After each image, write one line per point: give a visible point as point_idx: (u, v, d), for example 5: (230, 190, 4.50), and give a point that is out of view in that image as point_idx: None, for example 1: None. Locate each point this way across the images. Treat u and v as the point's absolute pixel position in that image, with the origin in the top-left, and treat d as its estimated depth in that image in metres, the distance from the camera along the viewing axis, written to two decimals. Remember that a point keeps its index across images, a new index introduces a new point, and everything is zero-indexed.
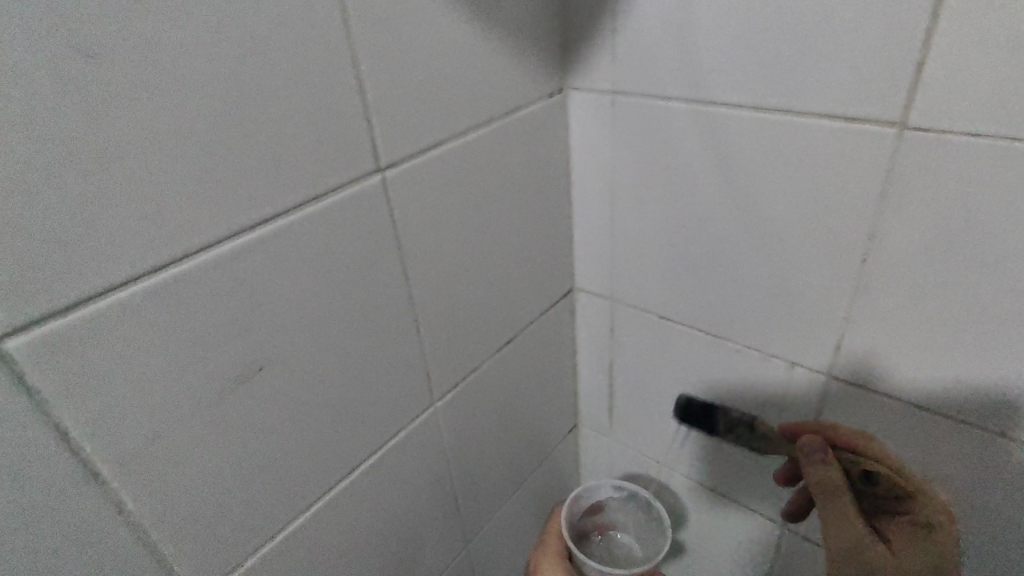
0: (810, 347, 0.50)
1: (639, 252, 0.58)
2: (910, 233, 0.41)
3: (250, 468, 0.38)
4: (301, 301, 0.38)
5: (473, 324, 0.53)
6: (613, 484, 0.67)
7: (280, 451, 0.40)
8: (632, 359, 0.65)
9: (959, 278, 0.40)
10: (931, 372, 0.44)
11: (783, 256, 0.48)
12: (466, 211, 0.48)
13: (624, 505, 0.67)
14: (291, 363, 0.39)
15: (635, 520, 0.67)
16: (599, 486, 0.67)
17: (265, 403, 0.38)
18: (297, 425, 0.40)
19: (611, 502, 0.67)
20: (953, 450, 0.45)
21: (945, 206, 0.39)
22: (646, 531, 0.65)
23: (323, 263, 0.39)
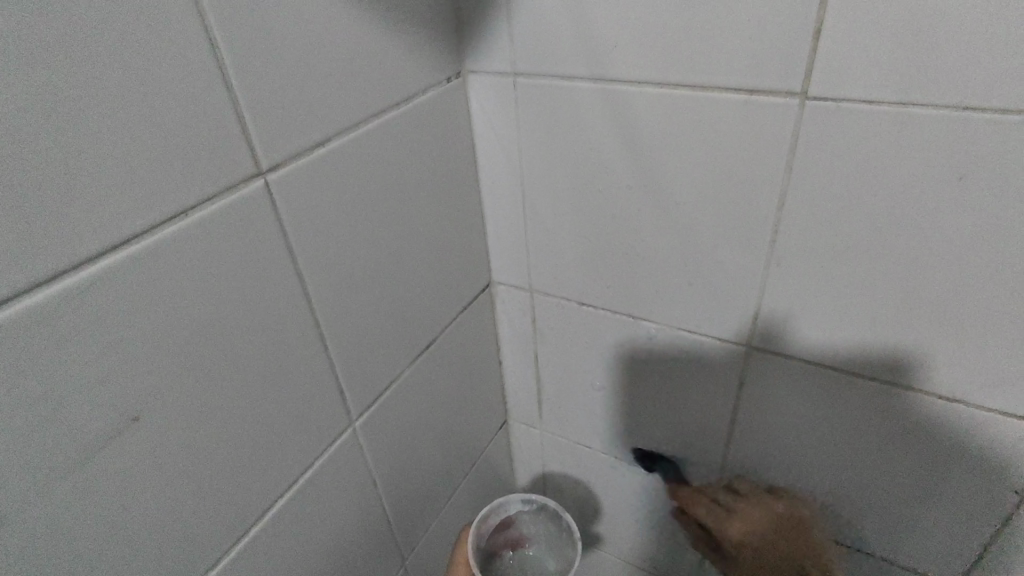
0: (729, 321, 0.51)
1: (554, 239, 0.56)
2: (817, 201, 0.42)
3: (143, 528, 0.33)
4: (181, 332, 0.33)
5: (386, 332, 0.49)
6: (523, 497, 0.62)
7: (177, 504, 0.35)
8: (557, 349, 0.64)
9: (864, 242, 0.42)
10: (846, 333, 0.46)
11: (699, 234, 0.48)
12: (367, 212, 0.44)
13: (535, 518, 0.63)
14: (178, 405, 0.34)
15: (545, 533, 0.63)
16: (510, 500, 0.62)
17: (149, 456, 0.33)
18: (191, 471, 0.35)
19: (521, 517, 0.63)
20: (870, 401, 0.47)
21: (847, 174, 0.40)
22: (558, 544, 0.62)
23: (205, 288, 0.34)
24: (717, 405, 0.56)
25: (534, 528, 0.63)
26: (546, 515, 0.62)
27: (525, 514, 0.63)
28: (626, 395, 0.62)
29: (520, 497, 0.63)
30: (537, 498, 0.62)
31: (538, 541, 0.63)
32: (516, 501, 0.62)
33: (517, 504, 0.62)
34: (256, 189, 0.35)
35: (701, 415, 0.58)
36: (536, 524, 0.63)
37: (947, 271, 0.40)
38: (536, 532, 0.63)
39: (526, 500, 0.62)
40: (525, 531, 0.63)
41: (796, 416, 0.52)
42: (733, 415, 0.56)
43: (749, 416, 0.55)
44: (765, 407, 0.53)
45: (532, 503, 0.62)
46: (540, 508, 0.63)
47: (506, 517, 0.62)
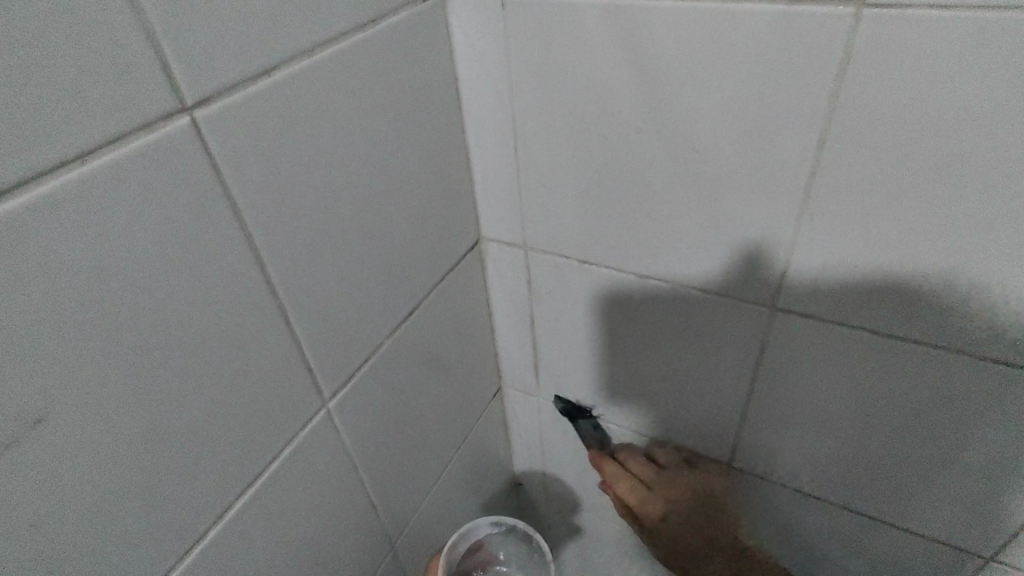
0: (749, 278, 0.45)
1: (551, 190, 0.50)
2: (865, 139, 0.36)
3: (70, 538, 0.28)
4: (97, 307, 0.27)
5: (361, 299, 0.43)
6: (492, 519, 0.59)
7: (121, 513, 0.30)
8: (554, 311, 0.58)
9: (920, 183, 0.36)
10: (886, 290, 0.41)
11: (719, 180, 0.42)
12: (331, 160, 0.37)
13: (506, 538, 0.60)
14: (113, 400, 0.28)
15: (518, 552, 0.61)
16: (477, 523, 0.59)
17: (79, 463, 0.27)
18: (127, 469, 0.30)
19: (492, 539, 0.60)
20: (910, 363, 0.43)
21: (905, 102, 0.33)
22: (531, 564, 0.60)
23: (130, 260, 0.27)
24: (732, 369, 0.51)
25: (505, 547, 0.61)
26: (518, 535, 0.60)
27: (495, 535, 0.60)
28: (629, 360, 0.57)
29: (488, 519, 0.60)
30: (507, 520, 0.60)
31: (510, 560, 0.61)
32: (484, 525, 0.59)
33: (486, 526, 0.59)
34: (187, 132, 0.28)
35: (714, 380, 0.53)
36: (507, 543, 0.61)
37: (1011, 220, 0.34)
38: (507, 551, 0.61)
39: (495, 522, 0.59)
40: (496, 551, 0.61)
41: (823, 380, 0.48)
42: (751, 380, 0.51)
43: (768, 381, 0.50)
44: (789, 370, 0.49)
45: (501, 524, 0.60)
46: (509, 529, 0.60)
47: (475, 540, 0.59)
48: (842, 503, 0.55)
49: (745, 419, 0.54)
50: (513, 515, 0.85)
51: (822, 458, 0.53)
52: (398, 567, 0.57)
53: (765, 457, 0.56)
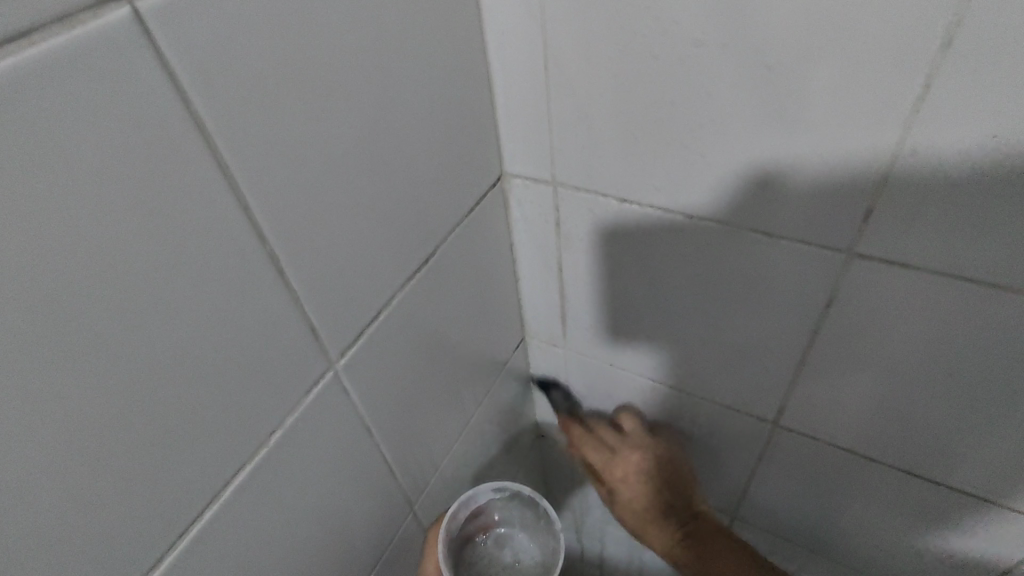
0: (822, 219, 0.39)
1: (589, 114, 0.42)
2: (997, 32, 0.28)
3: (28, 518, 0.24)
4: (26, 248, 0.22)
5: (370, 244, 0.37)
6: (495, 486, 0.57)
7: (86, 483, 0.26)
8: (587, 256, 0.52)
9: None
10: (992, 231, 0.34)
11: (798, 95, 0.35)
12: (327, 73, 0.31)
13: (507, 502, 0.59)
14: (64, 355, 0.24)
15: (517, 512, 0.60)
16: (479, 492, 0.56)
17: (30, 431, 0.23)
18: (92, 438, 0.26)
19: (492, 503, 0.58)
20: (1010, 319, 0.37)
21: None
22: (532, 523, 0.60)
23: (70, 191, 0.22)
24: (788, 322, 0.46)
25: (504, 509, 0.59)
26: (520, 498, 0.59)
27: (496, 501, 0.58)
28: (669, 310, 0.51)
29: (490, 486, 0.57)
30: (509, 485, 0.57)
31: (509, 520, 0.60)
32: (486, 492, 0.57)
33: (487, 493, 0.57)
34: (133, 26, 0.23)
35: (767, 333, 0.48)
36: (508, 506, 0.59)
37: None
38: (506, 513, 0.59)
39: (498, 489, 0.57)
40: (495, 513, 0.59)
41: (897, 337, 0.42)
42: (812, 335, 0.45)
43: (834, 336, 0.44)
44: (857, 325, 0.43)
45: (503, 490, 0.57)
46: (512, 494, 0.58)
47: (478, 506, 0.57)
48: (906, 468, 0.50)
49: (798, 376, 0.49)
50: (538, 467, 0.82)
51: (889, 421, 0.47)
52: (419, 527, 0.54)
53: (818, 419, 0.51)
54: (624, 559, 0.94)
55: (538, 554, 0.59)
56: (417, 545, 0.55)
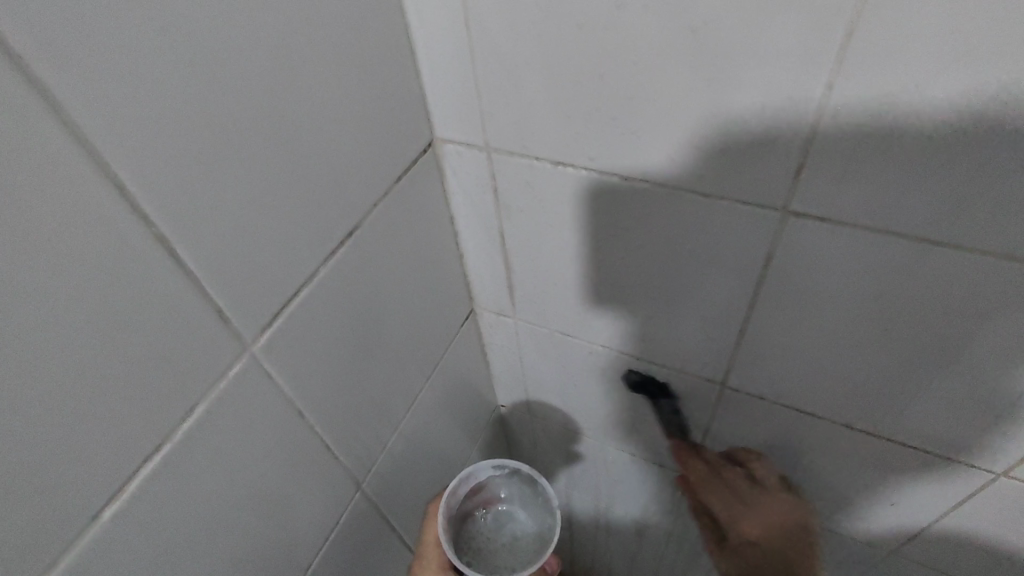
0: (755, 178, 0.38)
1: (515, 74, 0.40)
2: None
3: None
4: None
5: (280, 219, 0.35)
6: (493, 462, 0.64)
7: None
8: (527, 223, 0.50)
9: (975, 34, 0.28)
10: (919, 186, 0.34)
11: (721, 47, 0.33)
12: (205, 32, 0.28)
13: (507, 479, 0.66)
14: None
15: (517, 490, 0.67)
16: (480, 467, 0.64)
17: None
18: None
19: (493, 480, 0.66)
20: (941, 275, 0.37)
21: None
22: (531, 500, 0.66)
23: None
24: (729, 284, 0.45)
25: (505, 487, 0.67)
26: (518, 476, 0.66)
27: (497, 477, 0.66)
28: (614, 277, 0.50)
29: (490, 462, 0.65)
30: (508, 463, 0.65)
31: (509, 497, 0.67)
32: (487, 467, 0.65)
33: (489, 469, 0.65)
34: None
35: (709, 296, 0.47)
36: (507, 482, 0.67)
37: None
38: (508, 491, 0.67)
39: (497, 465, 0.65)
40: (497, 491, 0.67)
41: (833, 296, 0.41)
42: (753, 296, 0.45)
43: (775, 296, 0.44)
44: (795, 285, 0.42)
45: (503, 467, 0.65)
46: (511, 471, 0.66)
47: (478, 481, 0.65)
48: (848, 425, 0.50)
49: (742, 338, 0.49)
50: (499, 437, 0.82)
51: (831, 379, 0.47)
52: (370, 504, 0.53)
53: (762, 379, 0.51)
54: (592, 521, 0.96)
55: (535, 529, 0.65)
56: (369, 522, 0.54)
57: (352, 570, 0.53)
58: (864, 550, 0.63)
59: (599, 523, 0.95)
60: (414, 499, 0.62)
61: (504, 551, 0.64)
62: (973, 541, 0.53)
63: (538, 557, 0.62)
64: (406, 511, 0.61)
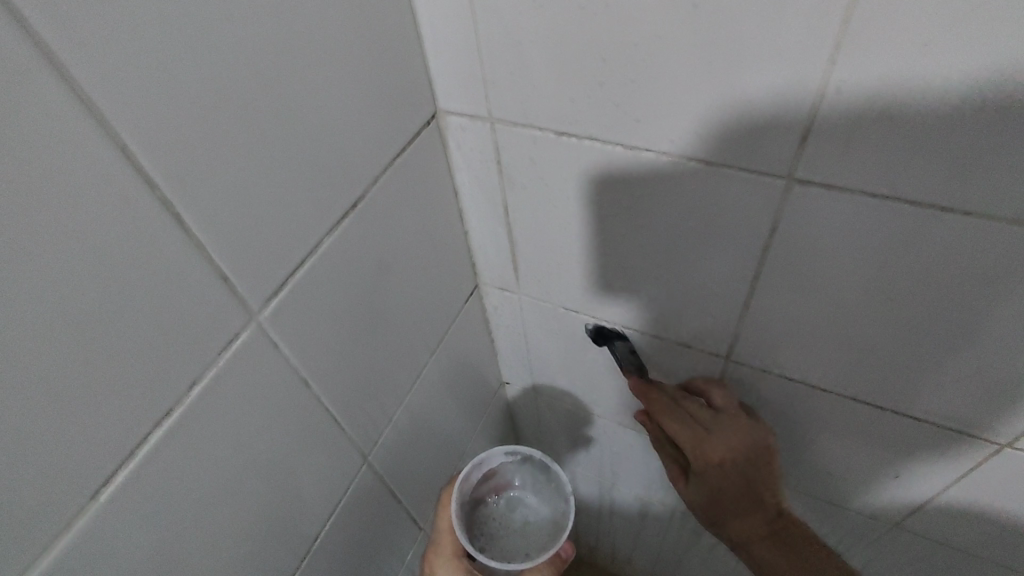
0: (761, 148, 0.37)
1: (519, 41, 0.40)
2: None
3: None
4: None
5: (286, 190, 0.35)
6: (506, 449, 0.65)
7: None
8: (530, 198, 0.50)
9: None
10: (927, 154, 0.33)
11: (729, 12, 0.32)
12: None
13: (518, 465, 0.67)
14: None
15: (528, 476, 0.68)
16: (492, 454, 0.65)
17: None
18: None
19: (504, 466, 0.67)
20: (948, 244, 0.36)
21: None
22: (542, 486, 0.68)
23: None
24: (733, 256, 0.45)
25: (516, 473, 0.68)
26: (530, 462, 0.67)
27: (508, 464, 0.67)
28: (617, 250, 0.50)
29: (503, 449, 0.66)
30: (520, 450, 0.66)
31: (520, 482, 0.68)
32: (500, 455, 0.66)
33: (501, 456, 0.66)
34: None
35: (713, 269, 0.47)
36: (519, 468, 0.68)
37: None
38: (518, 477, 0.68)
39: (509, 452, 0.66)
40: (508, 476, 0.68)
41: (838, 266, 0.41)
42: (757, 268, 0.45)
43: (780, 267, 0.44)
44: (799, 255, 0.42)
45: (515, 454, 0.66)
46: (523, 458, 0.67)
47: (490, 468, 0.66)
48: (852, 397, 0.50)
49: (746, 311, 0.49)
50: (504, 414, 0.82)
51: (835, 350, 0.47)
52: (378, 476, 0.54)
53: (767, 353, 0.51)
54: (596, 499, 0.97)
55: (547, 515, 0.67)
56: (377, 494, 0.55)
57: (359, 541, 0.54)
58: (865, 522, 0.63)
59: (602, 501, 0.96)
60: (420, 473, 0.63)
61: (516, 535, 0.66)
62: (974, 513, 0.54)
63: (551, 542, 0.64)
64: (412, 485, 0.62)
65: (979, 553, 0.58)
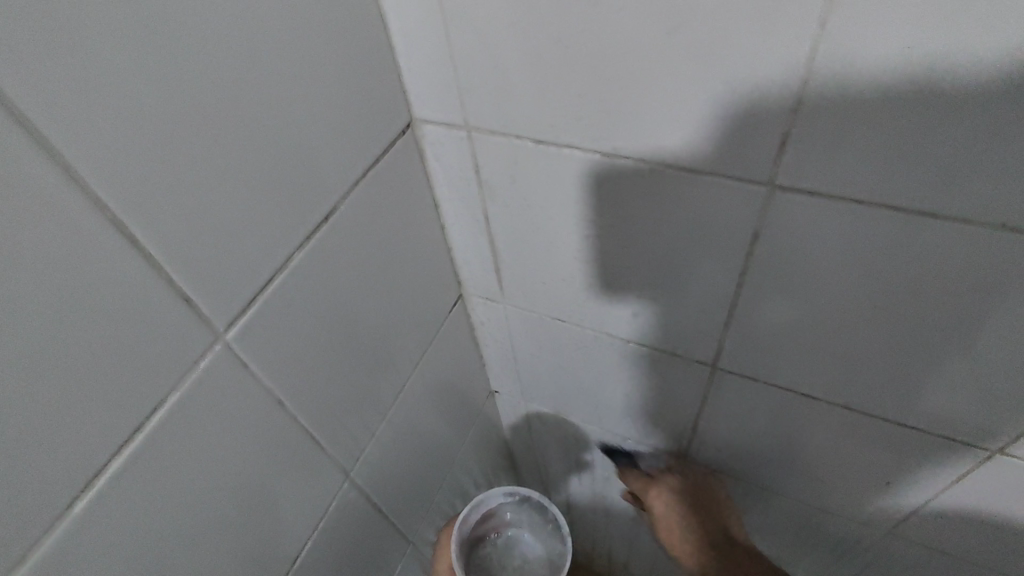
0: (737, 153, 0.37)
1: (492, 48, 0.39)
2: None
3: None
4: None
5: (252, 205, 0.34)
6: (505, 490, 0.65)
7: None
8: (510, 207, 0.49)
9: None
10: (907, 159, 0.33)
11: (700, 17, 0.32)
12: (157, 9, 0.27)
13: (516, 505, 0.66)
14: None
15: (525, 517, 0.67)
16: (491, 494, 0.64)
17: None
18: None
19: (503, 506, 0.66)
20: (933, 250, 0.36)
21: None
22: (538, 527, 0.67)
23: None
24: (717, 264, 0.44)
25: (515, 513, 0.67)
26: (528, 502, 0.66)
27: (506, 504, 0.66)
28: (601, 259, 0.49)
29: (502, 490, 0.65)
30: (518, 490, 0.65)
31: (517, 522, 0.67)
32: (498, 495, 0.65)
33: (500, 496, 0.65)
34: None
35: (697, 276, 0.46)
36: (517, 508, 0.67)
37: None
38: (516, 517, 0.67)
39: (508, 493, 0.65)
40: (505, 516, 0.67)
41: (823, 273, 0.40)
42: (741, 275, 0.44)
43: (764, 275, 0.43)
44: (784, 263, 0.41)
45: (514, 495, 0.65)
46: (521, 498, 0.66)
47: (489, 508, 0.65)
48: (841, 405, 0.49)
49: (732, 319, 0.48)
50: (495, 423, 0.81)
51: (823, 359, 0.46)
52: (362, 491, 0.53)
53: (754, 360, 0.50)
54: (590, 506, 0.96)
55: (544, 554, 0.66)
56: (362, 511, 0.54)
57: (343, 560, 0.53)
58: (858, 530, 0.63)
59: (597, 508, 0.95)
60: (408, 488, 0.62)
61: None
62: (968, 519, 0.53)
63: None
64: (399, 500, 0.61)
65: (974, 560, 0.57)
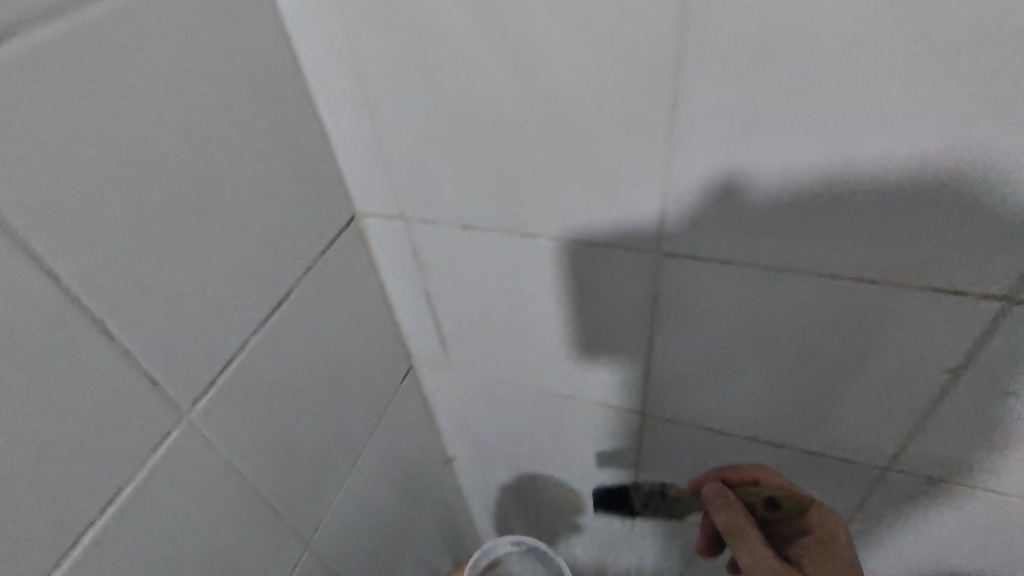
0: (625, 229, 0.44)
1: (417, 153, 0.46)
2: (718, 58, 0.33)
3: None
4: None
5: (211, 297, 0.39)
6: (511, 539, 0.67)
7: None
8: (447, 283, 0.55)
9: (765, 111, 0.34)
10: (755, 229, 0.40)
11: (578, 127, 0.39)
12: (130, 146, 0.32)
13: (524, 557, 0.68)
14: None
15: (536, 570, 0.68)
16: (497, 543, 0.68)
17: None
18: None
19: (511, 556, 0.68)
20: (794, 299, 0.43)
21: (743, 25, 0.32)
22: None
23: None
24: (627, 322, 0.50)
25: (523, 566, 0.68)
26: (535, 554, 0.68)
27: (513, 554, 0.68)
28: (532, 324, 0.55)
29: (509, 539, 0.68)
30: (525, 540, 0.68)
31: None
32: (504, 544, 0.67)
33: (506, 545, 0.68)
34: None
35: (614, 333, 0.52)
36: (525, 561, 0.68)
37: (867, 121, 0.33)
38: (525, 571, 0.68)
39: (514, 542, 0.67)
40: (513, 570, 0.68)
41: (715, 324, 0.47)
42: (649, 330, 0.50)
43: (669, 328, 0.49)
44: (683, 317, 0.48)
45: (521, 544, 0.68)
46: (528, 549, 0.68)
47: (495, 558, 0.67)
48: (754, 436, 0.55)
49: (649, 368, 0.54)
50: (454, 489, 0.84)
51: (732, 397, 0.53)
52: (323, 562, 0.55)
53: (676, 404, 0.56)
54: None
55: None
56: None
57: None
58: None
59: None
60: (368, 557, 0.64)
61: None
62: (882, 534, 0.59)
63: None
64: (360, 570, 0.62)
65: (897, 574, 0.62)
